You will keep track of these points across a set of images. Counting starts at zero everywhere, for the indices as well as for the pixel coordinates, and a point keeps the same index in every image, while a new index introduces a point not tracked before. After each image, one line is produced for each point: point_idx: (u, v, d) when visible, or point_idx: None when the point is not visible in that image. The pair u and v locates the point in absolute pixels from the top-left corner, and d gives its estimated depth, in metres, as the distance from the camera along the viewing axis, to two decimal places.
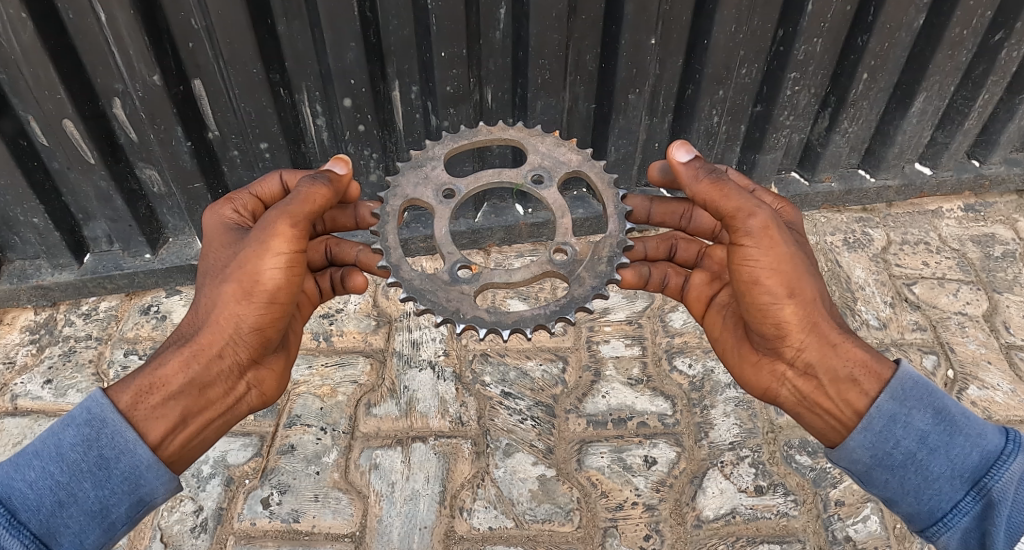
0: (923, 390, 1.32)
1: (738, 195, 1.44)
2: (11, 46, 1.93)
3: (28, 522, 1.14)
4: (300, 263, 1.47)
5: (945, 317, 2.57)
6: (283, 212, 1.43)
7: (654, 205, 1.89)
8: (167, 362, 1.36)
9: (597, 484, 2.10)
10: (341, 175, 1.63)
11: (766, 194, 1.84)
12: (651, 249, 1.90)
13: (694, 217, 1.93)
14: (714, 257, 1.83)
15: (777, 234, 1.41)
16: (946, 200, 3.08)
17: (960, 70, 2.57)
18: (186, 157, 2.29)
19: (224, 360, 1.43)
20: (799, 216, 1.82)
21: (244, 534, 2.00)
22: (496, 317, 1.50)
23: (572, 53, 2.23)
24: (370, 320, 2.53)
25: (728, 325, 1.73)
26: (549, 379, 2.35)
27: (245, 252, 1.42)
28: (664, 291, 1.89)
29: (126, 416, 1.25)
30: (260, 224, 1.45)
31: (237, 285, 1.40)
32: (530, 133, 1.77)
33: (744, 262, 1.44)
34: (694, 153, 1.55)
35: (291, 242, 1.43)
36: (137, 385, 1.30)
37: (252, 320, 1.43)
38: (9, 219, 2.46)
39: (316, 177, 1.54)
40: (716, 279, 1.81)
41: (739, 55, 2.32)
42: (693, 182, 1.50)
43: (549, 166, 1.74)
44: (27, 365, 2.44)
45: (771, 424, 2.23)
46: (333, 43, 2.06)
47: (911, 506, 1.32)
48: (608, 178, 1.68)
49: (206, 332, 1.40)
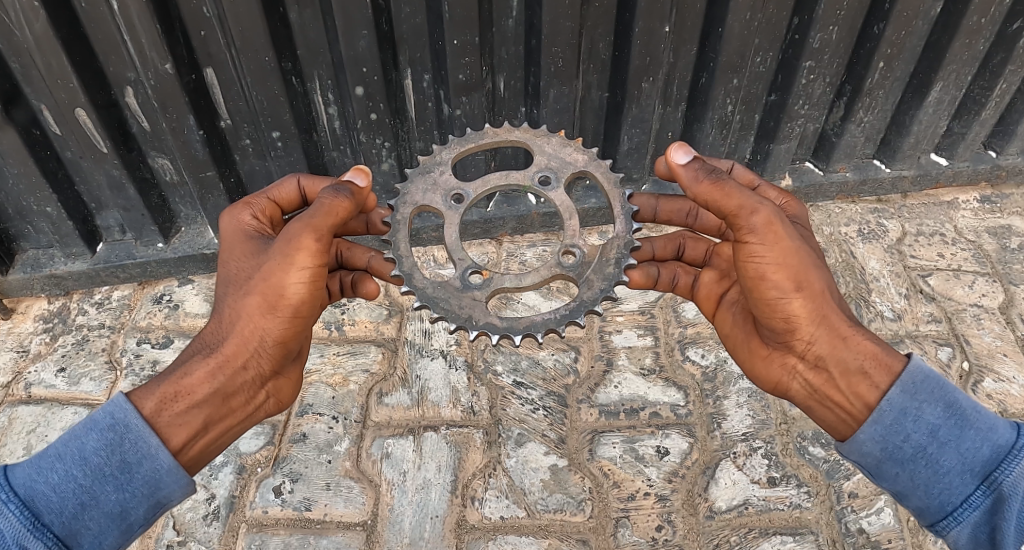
0: (934, 384, 1.29)
1: (739, 194, 1.42)
2: (24, 34, 1.93)
3: (51, 524, 1.13)
4: (323, 276, 1.47)
5: (960, 309, 2.54)
6: (308, 226, 1.41)
7: (660, 202, 1.90)
8: (193, 371, 1.36)
9: (609, 474, 2.09)
10: (361, 186, 1.59)
11: (771, 189, 1.83)
12: (659, 249, 1.91)
13: (700, 215, 1.93)
14: (722, 255, 1.81)
15: (781, 229, 1.39)
16: (963, 191, 3.04)
17: (977, 59, 2.54)
18: (198, 146, 2.29)
19: (247, 372, 1.44)
20: (804, 210, 1.80)
21: (256, 522, 2.00)
22: (509, 323, 1.50)
23: (585, 41, 2.21)
24: (382, 309, 2.53)
25: (738, 321, 1.71)
26: (561, 369, 2.34)
27: (269, 264, 1.42)
28: (675, 290, 1.90)
29: (150, 422, 1.24)
30: (283, 235, 1.44)
31: (262, 298, 1.40)
32: (536, 134, 1.73)
33: (750, 258, 1.42)
34: (693, 154, 1.53)
35: (315, 257, 1.43)
36: (163, 392, 1.29)
37: (276, 332, 1.44)
38: (22, 208, 2.46)
39: (340, 189, 1.51)
40: (726, 276, 1.79)
41: (754, 44, 2.29)
42: (694, 184, 1.47)
43: (556, 168, 1.72)
44: (41, 353, 2.45)
45: (784, 415, 2.21)
46: (345, 31, 2.05)
47: (921, 500, 1.29)
48: (614, 178, 1.67)
49: (231, 343, 1.41)
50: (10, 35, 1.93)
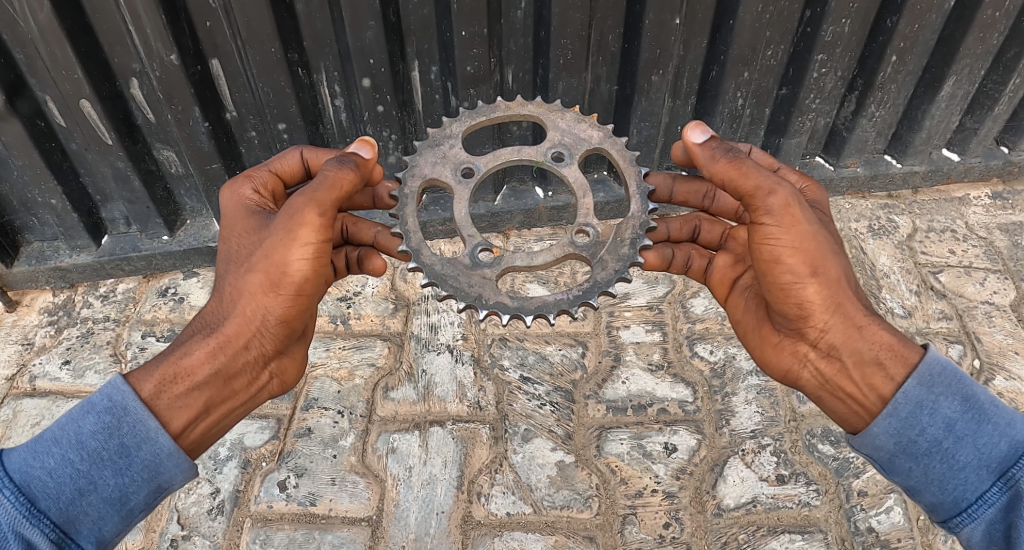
0: (951, 376, 1.26)
1: (757, 173, 1.39)
2: (28, 25, 1.91)
3: (48, 511, 1.11)
4: (327, 252, 1.46)
5: (971, 306, 2.51)
6: (310, 200, 1.39)
7: (677, 183, 1.87)
8: (193, 352, 1.34)
9: (616, 471, 2.07)
10: (367, 158, 1.58)
11: (791, 173, 1.80)
12: (675, 230, 1.89)
13: (717, 198, 1.91)
14: (737, 239, 1.79)
15: (799, 212, 1.36)
16: (974, 187, 3.00)
17: (991, 53, 2.50)
18: (203, 138, 2.27)
19: (250, 351, 1.43)
20: (825, 195, 1.76)
21: (261, 517, 1.99)
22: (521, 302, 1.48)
23: (595, 33, 2.19)
24: (388, 303, 2.51)
25: (750, 307, 1.68)
26: (568, 364, 2.33)
27: (272, 241, 1.40)
28: (687, 273, 1.88)
29: (149, 404, 1.22)
30: (286, 210, 1.41)
31: (264, 276, 1.39)
32: (549, 109, 1.71)
33: (765, 241, 1.39)
34: (709, 133, 1.51)
35: (318, 232, 1.40)
36: (162, 374, 1.27)
37: (278, 311, 1.43)
38: (26, 200, 2.45)
39: (343, 162, 1.49)
40: (740, 261, 1.76)
41: (765, 36, 2.26)
42: (710, 163, 1.46)
43: (569, 143, 1.69)
44: (46, 346, 2.45)
45: (793, 412, 2.19)
46: (352, 22, 2.03)
47: (934, 496, 1.26)
48: (630, 156, 1.65)
49: (233, 323, 1.39)
50: (14, 25, 1.92)
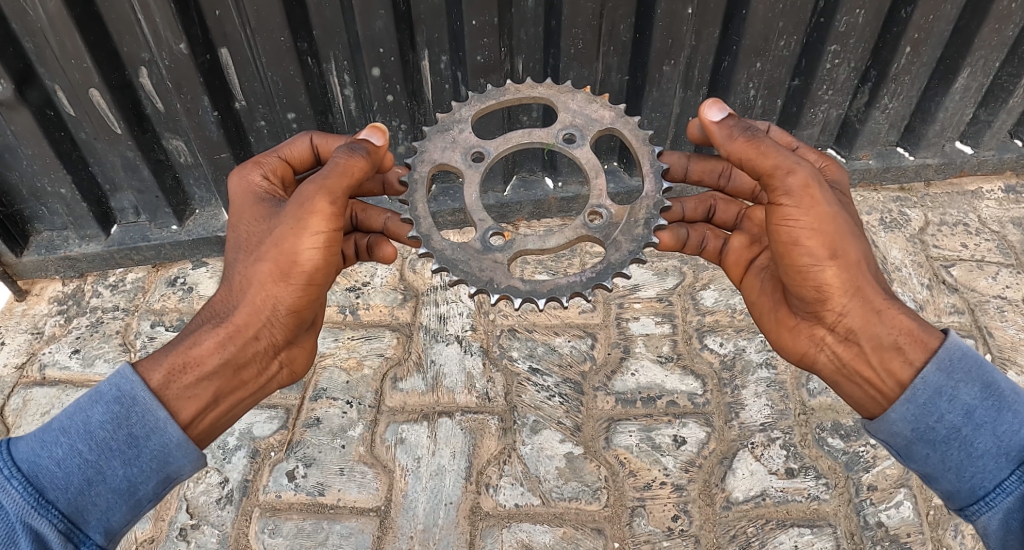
0: (971, 361, 1.25)
1: (777, 154, 1.37)
2: (38, 13, 1.91)
3: (56, 502, 1.10)
4: (337, 241, 1.45)
5: (983, 300, 2.49)
6: (321, 188, 1.38)
7: (693, 162, 1.83)
8: (202, 341, 1.34)
9: (626, 463, 2.06)
10: (378, 145, 1.57)
11: (810, 151, 1.78)
12: (688, 210, 1.88)
13: (733, 176, 1.88)
14: (754, 219, 1.78)
15: (818, 193, 1.34)
16: (987, 180, 2.97)
17: (1007, 45, 2.47)
18: (213, 127, 2.26)
19: (259, 341, 1.42)
20: (844, 175, 1.74)
21: (270, 507, 1.99)
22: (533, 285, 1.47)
23: (606, 22, 2.17)
24: (397, 294, 2.51)
25: (766, 288, 1.67)
26: (577, 356, 2.32)
27: (281, 229, 1.39)
28: (702, 254, 1.87)
29: (158, 394, 1.22)
30: (297, 197, 1.41)
31: (274, 265, 1.39)
32: (560, 90, 1.70)
33: (783, 222, 1.38)
34: (727, 111, 1.49)
35: (328, 220, 1.40)
36: (171, 364, 1.27)
37: (288, 300, 1.43)
38: (36, 190, 2.44)
39: (354, 148, 1.48)
40: (756, 242, 1.75)
41: (778, 26, 2.24)
42: (728, 142, 1.44)
43: (580, 125, 1.68)
44: (55, 335, 2.46)
45: (804, 406, 2.18)
46: (363, 10, 2.02)
47: (951, 483, 1.24)
48: (642, 136, 1.63)
49: (242, 313, 1.39)
50: (24, 14, 1.91)
